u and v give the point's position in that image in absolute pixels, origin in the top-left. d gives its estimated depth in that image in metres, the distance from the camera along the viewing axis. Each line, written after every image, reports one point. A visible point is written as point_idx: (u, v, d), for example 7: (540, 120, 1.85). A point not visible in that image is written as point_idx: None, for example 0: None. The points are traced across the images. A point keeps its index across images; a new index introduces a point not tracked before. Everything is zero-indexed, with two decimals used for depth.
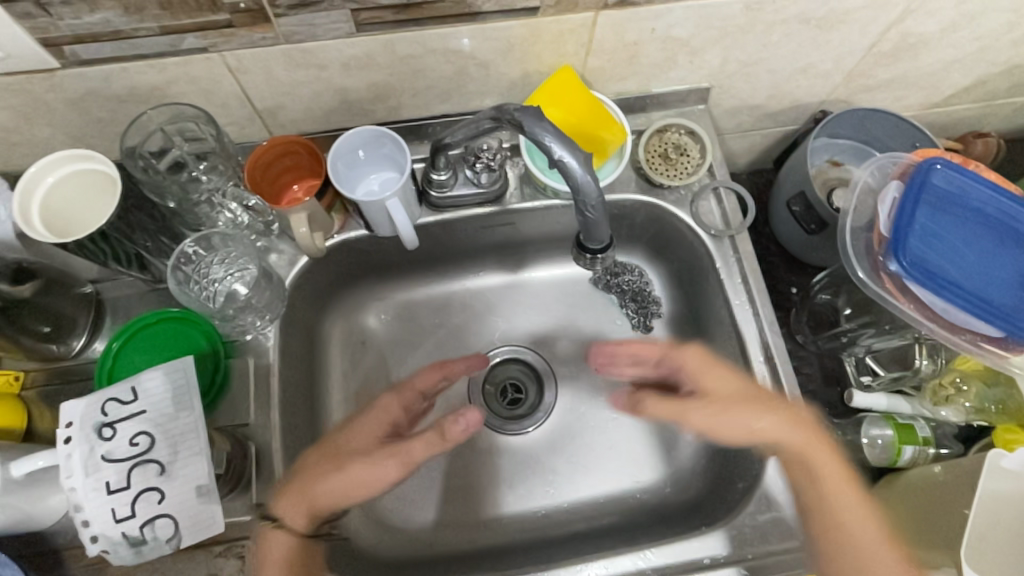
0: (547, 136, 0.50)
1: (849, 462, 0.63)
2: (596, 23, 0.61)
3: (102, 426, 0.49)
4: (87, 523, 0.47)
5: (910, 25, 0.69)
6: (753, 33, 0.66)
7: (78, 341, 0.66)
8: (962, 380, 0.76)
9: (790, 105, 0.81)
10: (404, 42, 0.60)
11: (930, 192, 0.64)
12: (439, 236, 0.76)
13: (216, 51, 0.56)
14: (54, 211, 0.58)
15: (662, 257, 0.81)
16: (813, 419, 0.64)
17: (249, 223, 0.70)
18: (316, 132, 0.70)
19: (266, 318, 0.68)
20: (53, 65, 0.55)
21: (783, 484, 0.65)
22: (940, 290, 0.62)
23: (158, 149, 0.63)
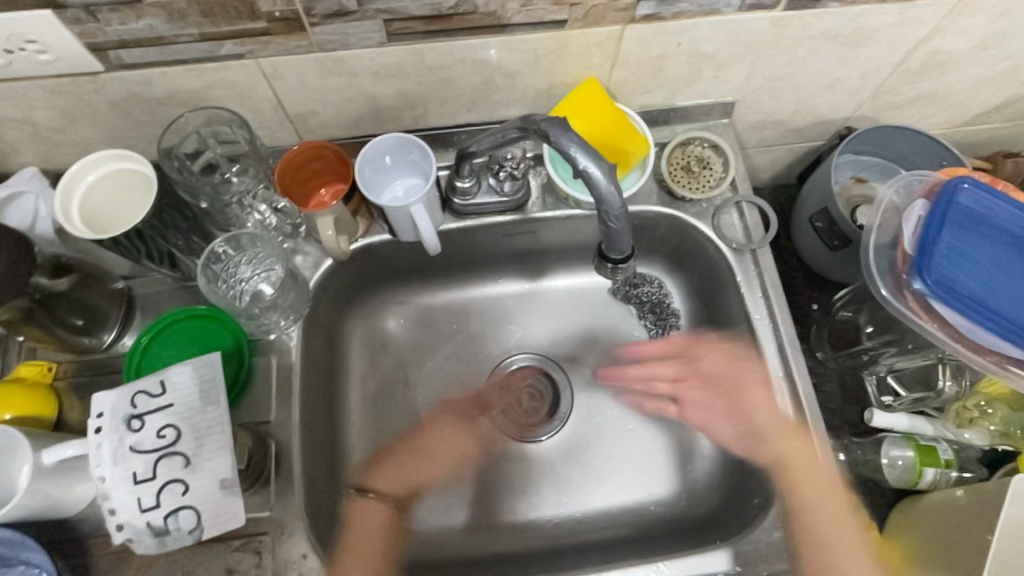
0: (573, 146, 0.51)
1: (834, 470, 0.66)
2: (622, 37, 0.62)
3: (132, 417, 0.50)
4: (114, 511, 0.48)
5: (939, 43, 0.68)
6: (779, 48, 0.66)
7: (110, 334, 0.68)
8: (988, 403, 0.75)
9: (814, 121, 0.81)
10: (433, 52, 0.61)
11: (957, 211, 0.64)
12: (461, 242, 0.77)
13: (253, 58, 0.58)
14: (94, 209, 0.60)
15: (682, 269, 0.81)
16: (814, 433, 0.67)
17: (277, 224, 0.72)
18: (344, 138, 0.72)
19: (291, 318, 0.69)
20: (98, 68, 0.57)
21: (802, 501, 0.64)
22: (966, 310, 0.61)
23: (193, 150, 0.65)
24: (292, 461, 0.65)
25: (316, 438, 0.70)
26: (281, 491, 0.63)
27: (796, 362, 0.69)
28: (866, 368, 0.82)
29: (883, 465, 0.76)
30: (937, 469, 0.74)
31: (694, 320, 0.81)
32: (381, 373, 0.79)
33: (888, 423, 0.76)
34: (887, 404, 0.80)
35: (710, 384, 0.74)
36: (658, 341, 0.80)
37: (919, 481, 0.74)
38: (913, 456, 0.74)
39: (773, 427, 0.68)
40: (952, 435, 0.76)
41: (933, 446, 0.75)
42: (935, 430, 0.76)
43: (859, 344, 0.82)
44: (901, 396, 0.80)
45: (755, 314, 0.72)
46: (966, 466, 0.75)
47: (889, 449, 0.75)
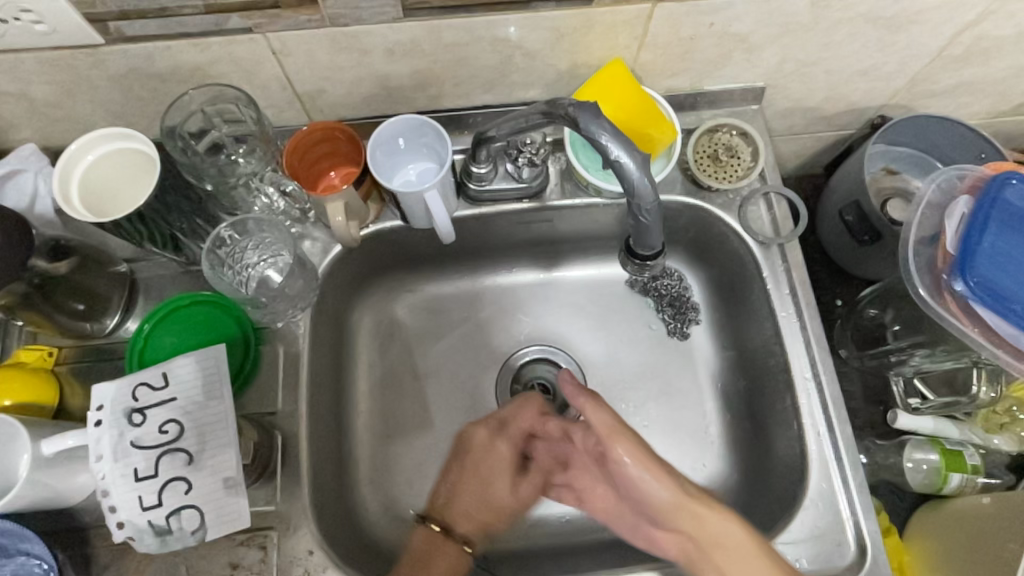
0: (604, 134, 0.48)
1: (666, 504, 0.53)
2: (651, 16, 0.59)
3: (133, 411, 0.48)
4: (114, 509, 0.46)
5: (987, 28, 0.64)
6: (815, 31, 0.62)
7: (111, 320, 0.66)
8: (1018, 407, 0.73)
9: (846, 109, 0.77)
10: (450, 29, 0.58)
11: (1003, 209, 0.61)
12: (474, 230, 0.74)
13: (260, 33, 0.55)
14: (93, 188, 0.58)
15: (703, 262, 0.78)
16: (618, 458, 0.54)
17: (285, 209, 0.69)
18: (355, 119, 0.69)
19: (299, 307, 0.67)
20: (97, 41, 0.54)
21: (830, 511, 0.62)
22: (1008, 314, 0.58)
23: (198, 130, 0.63)
24: (298, 453, 0.63)
25: (324, 431, 0.68)
26: (287, 484, 0.62)
27: (823, 363, 0.66)
28: (890, 368, 0.78)
29: (905, 468, 0.74)
30: (963, 475, 0.73)
31: (715, 315, 0.78)
32: (390, 363, 0.77)
33: (912, 425, 0.73)
34: (913, 407, 0.76)
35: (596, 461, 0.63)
36: (676, 335, 0.78)
37: (944, 486, 0.73)
38: (938, 460, 0.73)
39: (797, 430, 0.65)
40: (980, 441, 0.74)
41: (960, 451, 0.74)
42: (961, 434, 0.74)
43: (883, 344, 0.78)
44: (928, 399, 0.76)
45: (781, 312, 0.69)
46: (992, 472, 0.74)
47: (912, 452, 0.74)
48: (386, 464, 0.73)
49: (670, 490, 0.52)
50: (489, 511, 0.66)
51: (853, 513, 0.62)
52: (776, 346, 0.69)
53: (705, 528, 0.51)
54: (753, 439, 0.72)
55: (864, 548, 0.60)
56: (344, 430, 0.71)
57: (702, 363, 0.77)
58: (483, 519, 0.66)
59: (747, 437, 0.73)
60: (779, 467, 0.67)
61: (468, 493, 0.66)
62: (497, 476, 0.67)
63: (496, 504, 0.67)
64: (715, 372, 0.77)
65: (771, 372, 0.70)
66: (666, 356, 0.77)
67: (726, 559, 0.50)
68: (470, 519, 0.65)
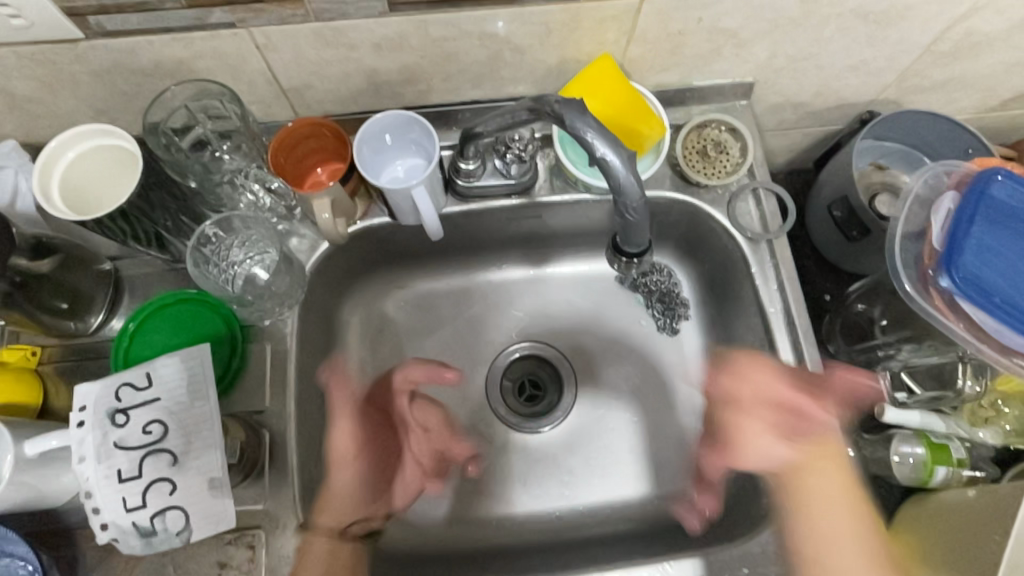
0: (589, 131, 0.48)
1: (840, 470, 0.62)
2: (640, 11, 0.58)
3: (115, 412, 0.48)
4: (98, 510, 0.46)
5: (975, 24, 0.64)
6: (805, 27, 0.62)
7: (95, 318, 0.65)
8: (1003, 401, 0.74)
9: (836, 104, 0.77)
10: (437, 24, 0.57)
11: (991, 205, 0.60)
12: (463, 226, 0.74)
13: (244, 27, 0.54)
14: (74, 186, 0.57)
15: (692, 257, 0.78)
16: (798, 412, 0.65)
17: (271, 205, 0.68)
18: (342, 114, 0.68)
19: (286, 305, 0.66)
20: (77, 35, 0.53)
21: None
22: (993, 309, 0.58)
23: (181, 126, 0.62)
24: (286, 451, 0.62)
25: (313, 429, 0.67)
26: (275, 483, 0.61)
27: (812, 359, 0.67)
28: (878, 363, 0.78)
29: (892, 462, 0.74)
30: (949, 467, 0.72)
31: (704, 310, 0.78)
32: (379, 360, 0.77)
33: (900, 419, 0.73)
34: (900, 401, 0.76)
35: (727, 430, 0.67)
36: (666, 331, 0.78)
37: (930, 479, 0.73)
38: (924, 454, 0.73)
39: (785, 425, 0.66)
40: (965, 434, 0.74)
41: (946, 444, 0.73)
42: (948, 427, 0.74)
43: (871, 339, 0.79)
44: (915, 394, 0.76)
45: (770, 307, 0.69)
46: (977, 465, 0.74)
47: (898, 446, 0.74)
48: None
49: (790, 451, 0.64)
50: (354, 500, 0.65)
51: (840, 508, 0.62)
52: (765, 342, 0.69)
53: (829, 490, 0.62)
54: None
55: None
56: None
57: (692, 358, 0.77)
58: (347, 497, 0.65)
59: None
60: None
61: (365, 477, 0.67)
62: (370, 467, 0.68)
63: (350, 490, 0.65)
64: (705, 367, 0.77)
65: None
66: (656, 351, 0.78)
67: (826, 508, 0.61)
68: (353, 500, 0.65)
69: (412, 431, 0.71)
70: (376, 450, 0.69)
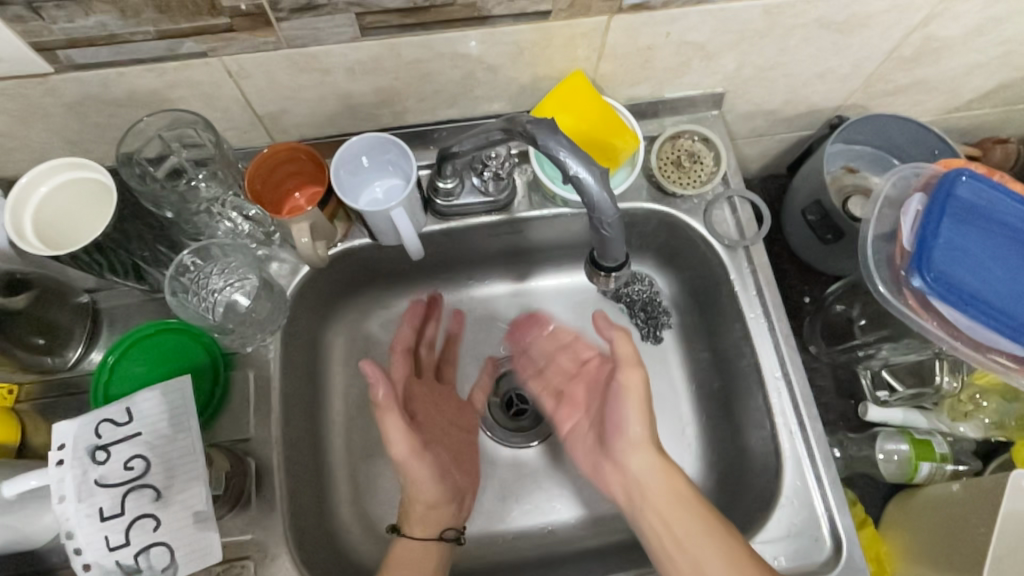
0: (562, 150, 0.48)
1: (673, 473, 0.60)
2: (609, 28, 0.59)
3: (96, 449, 0.48)
4: (79, 551, 0.46)
5: (934, 29, 0.66)
6: (771, 37, 0.63)
7: (74, 352, 0.65)
8: (981, 395, 0.75)
9: (805, 110, 0.79)
10: (410, 47, 0.58)
11: (956, 205, 0.62)
12: (444, 244, 0.74)
13: (216, 56, 0.54)
14: (48, 222, 0.56)
15: (673, 265, 0.79)
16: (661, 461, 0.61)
17: (250, 231, 0.68)
18: (319, 138, 0.68)
19: (268, 330, 0.66)
20: (47, 69, 0.53)
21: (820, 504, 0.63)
22: (964, 307, 0.60)
23: (156, 155, 0.62)
24: (273, 478, 0.62)
25: (300, 454, 0.66)
26: (263, 510, 0.60)
27: (793, 361, 0.68)
28: (860, 362, 0.80)
29: (878, 460, 0.76)
30: (932, 463, 0.74)
31: (686, 318, 0.79)
32: (365, 380, 0.76)
33: (882, 417, 0.76)
34: (882, 399, 0.79)
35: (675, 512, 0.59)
36: (650, 339, 0.78)
37: (915, 475, 0.74)
38: (908, 450, 0.74)
39: (770, 429, 0.66)
40: (946, 428, 0.76)
41: (928, 440, 0.75)
42: (930, 424, 0.76)
43: (850, 339, 0.81)
44: (897, 391, 0.78)
45: (750, 313, 0.70)
46: (960, 458, 0.76)
47: (884, 444, 0.76)
48: (364, 483, 0.72)
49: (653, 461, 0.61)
50: (441, 502, 0.65)
51: (827, 509, 0.62)
52: (747, 347, 0.70)
53: (655, 500, 0.60)
54: (729, 439, 0.73)
55: (840, 543, 0.61)
56: (322, 452, 0.71)
57: (677, 365, 0.78)
58: (438, 513, 0.65)
59: (722, 437, 0.74)
60: (756, 466, 0.68)
61: (436, 505, 0.65)
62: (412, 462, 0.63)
63: (442, 507, 0.65)
64: (690, 373, 0.78)
65: (744, 373, 0.70)
66: (642, 359, 0.78)
67: (664, 504, 0.59)
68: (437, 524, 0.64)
69: (412, 456, 0.63)
70: (415, 479, 0.64)
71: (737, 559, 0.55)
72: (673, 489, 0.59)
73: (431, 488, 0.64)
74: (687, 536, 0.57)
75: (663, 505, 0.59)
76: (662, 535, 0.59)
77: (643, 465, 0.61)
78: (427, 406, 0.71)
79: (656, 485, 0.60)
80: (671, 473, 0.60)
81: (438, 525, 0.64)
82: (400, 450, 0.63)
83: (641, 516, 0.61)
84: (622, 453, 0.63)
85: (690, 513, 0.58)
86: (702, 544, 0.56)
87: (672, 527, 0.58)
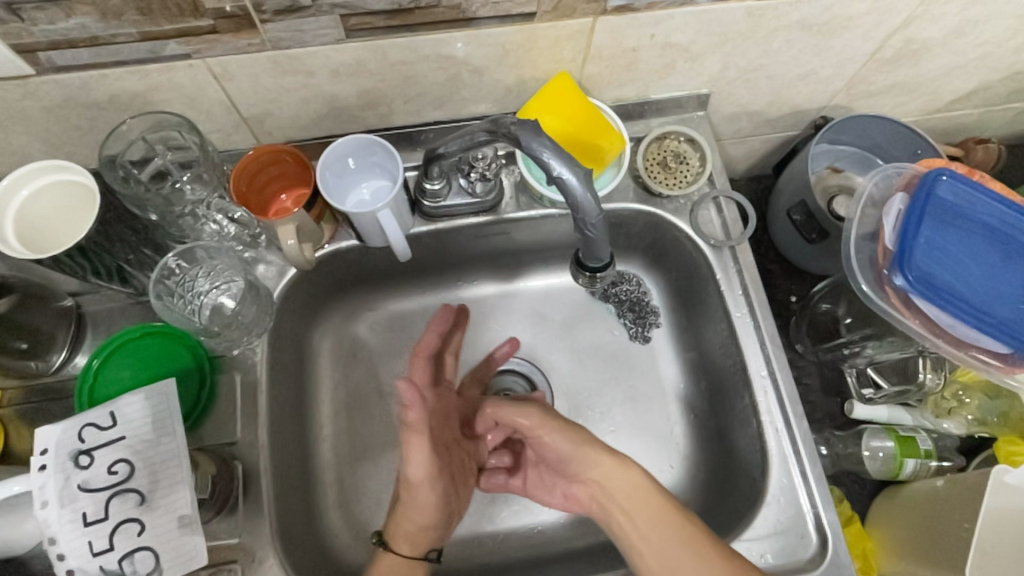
0: (546, 151, 0.48)
1: (636, 476, 0.60)
2: (593, 30, 0.59)
3: (79, 453, 0.48)
4: (62, 557, 0.46)
5: (914, 31, 0.67)
6: (753, 39, 0.64)
7: (58, 356, 0.64)
8: (964, 392, 0.76)
9: (789, 111, 0.79)
10: (395, 49, 0.58)
11: (936, 204, 0.63)
12: (432, 245, 0.74)
13: (200, 58, 0.54)
14: (30, 224, 0.56)
15: (660, 266, 0.79)
16: (620, 465, 0.61)
17: (235, 234, 0.68)
18: (305, 140, 0.68)
19: (254, 333, 0.66)
20: (28, 71, 0.52)
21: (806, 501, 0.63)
22: (945, 305, 0.61)
23: (140, 158, 0.61)
24: (260, 482, 0.61)
25: (287, 457, 0.66)
26: (250, 514, 0.60)
27: (779, 360, 0.68)
28: (845, 361, 0.82)
29: (863, 457, 0.77)
30: (917, 459, 0.75)
31: (673, 318, 0.79)
32: (352, 383, 0.76)
33: (868, 413, 0.77)
34: (867, 397, 0.79)
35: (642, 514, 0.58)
36: (638, 339, 0.79)
37: (900, 472, 0.75)
38: (893, 447, 0.75)
39: (756, 427, 0.67)
40: (931, 425, 0.77)
41: (912, 436, 0.76)
42: (914, 420, 0.77)
43: (837, 337, 0.81)
44: (882, 389, 0.79)
45: (736, 312, 0.70)
46: (944, 455, 0.77)
47: (870, 441, 0.76)
48: (352, 486, 0.72)
49: (616, 465, 0.61)
50: (436, 519, 0.61)
51: (813, 506, 0.63)
52: (733, 346, 0.70)
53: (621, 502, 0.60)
54: (716, 437, 0.73)
55: (825, 540, 0.62)
56: (309, 454, 0.70)
57: (665, 365, 0.79)
58: (430, 529, 0.61)
59: (710, 436, 0.74)
60: (743, 465, 0.69)
61: (430, 520, 0.61)
62: (425, 482, 0.58)
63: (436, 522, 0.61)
64: (677, 373, 0.78)
65: (730, 372, 0.71)
66: (630, 359, 0.79)
67: (631, 504, 0.59)
68: (425, 540, 0.61)
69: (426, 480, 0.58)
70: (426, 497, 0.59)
71: (702, 549, 0.55)
72: (626, 490, 0.60)
73: (433, 505, 0.60)
74: (651, 530, 0.57)
75: (633, 506, 0.59)
76: (631, 535, 0.59)
77: (603, 476, 0.61)
78: (441, 417, 0.65)
79: (620, 484, 0.60)
80: (637, 477, 0.60)
81: (428, 543, 0.61)
82: (417, 472, 0.58)
83: (611, 520, 0.61)
84: (578, 469, 0.63)
85: (653, 506, 0.58)
86: (666, 528, 0.57)
87: (632, 517, 0.59)
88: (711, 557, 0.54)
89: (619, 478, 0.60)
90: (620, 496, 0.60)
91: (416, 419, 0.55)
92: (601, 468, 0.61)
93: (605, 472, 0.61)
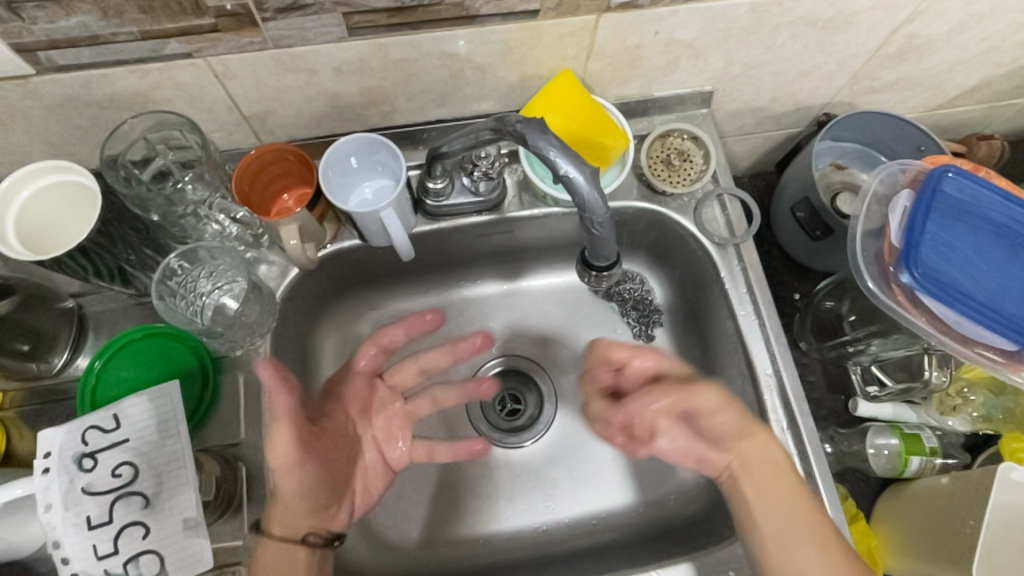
0: (552, 149, 0.48)
1: (785, 455, 0.62)
2: (597, 26, 0.59)
3: (83, 456, 0.47)
4: (67, 561, 0.46)
5: (919, 27, 0.67)
6: (758, 35, 0.64)
7: (60, 358, 0.64)
8: (969, 389, 0.77)
9: (792, 108, 0.79)
10: (398, 47, 0.57)
11: (942, 201, 0.63)
12: (435, 244, 0.74)
13: (201, 57, 0.54)
14: (32, 225, 0.55)
15: (664, 264, 0.79)
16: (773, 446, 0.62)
17: (237, 234, 0.67)
18: (306, 139, 0.68)
19: (257, 333, 0.65)
20: (28, 71, 0.52)
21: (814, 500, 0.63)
22: (952, 302, 0.60)
23: (141, 157, 0.61)
24: (264, 483, 0.61)
25: None
26: (254, 515, 0.60)
27: (784, 358, 0.68)
28: (849, 358, 0.81)
29: (868, 454, 0.76)
30: (922, 457, 0.75)
31: (678, 316, 0.79)
32: None
33: (872, 411, 0.77)
34: (872, 394, 0.79)
35: (761, 484, 0.61)
36: (641, 338, 0.79)
37: (905, 469, 0.75)
38: (898, 443, 0.75)
39: (761, 426, 0.67)
40: (935, 422, 0.77)
41: (917, 434, 0.76)
42: (918, 418, 0.77)
43: (840, 335, 0.81)
44: (886, 386, 0.79)
45: (741, 310, 0.70)
46: (949, 451, 0.76)
47: (874, 439, 0.76)
48: None
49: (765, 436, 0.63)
50: (308, 504, 0.59)
51: (819, 504, 0.63)
52: (738, 344, 0.70)
53: (758, 475, 0.62)
54: None
55: None
56: None
57: None
58: (306, 514, 0.59)
59: None
60: None
61: (304, 503, 0.59)
62: (295, 466, 0.58)
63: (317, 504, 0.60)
64: None
65: (735, 371, 0.71)
66: None
67: (762, 476, 0.62)
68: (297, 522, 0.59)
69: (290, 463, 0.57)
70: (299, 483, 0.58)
71: (820, 531, 0.58)
72: (775, 455, 0.62)
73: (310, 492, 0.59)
74: (771, 502, 0.61)
75: (767, 486, 0.61)
76: (747, 497, 0.62)
77: (734, 446, 0.63)
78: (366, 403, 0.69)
79: (756, 463, 0.62)
80: (764, 442, 0.62)
81: (303, 528, 0.59)
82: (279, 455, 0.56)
83: (736, 491, 0.63)
84: (725, 442, 0.64)
85: (785, 479, 0.61)
86: (790, 508, 0.60)
87: (757, 491, 0.61)
88: (836, 549, 0.58)
89: (762, 449, 0.62)
90: (717, 442, 0.64)
91: (281, 398, 0.55)
92: (738, 438, 0.63)
93: (754, 449, 0.62)
